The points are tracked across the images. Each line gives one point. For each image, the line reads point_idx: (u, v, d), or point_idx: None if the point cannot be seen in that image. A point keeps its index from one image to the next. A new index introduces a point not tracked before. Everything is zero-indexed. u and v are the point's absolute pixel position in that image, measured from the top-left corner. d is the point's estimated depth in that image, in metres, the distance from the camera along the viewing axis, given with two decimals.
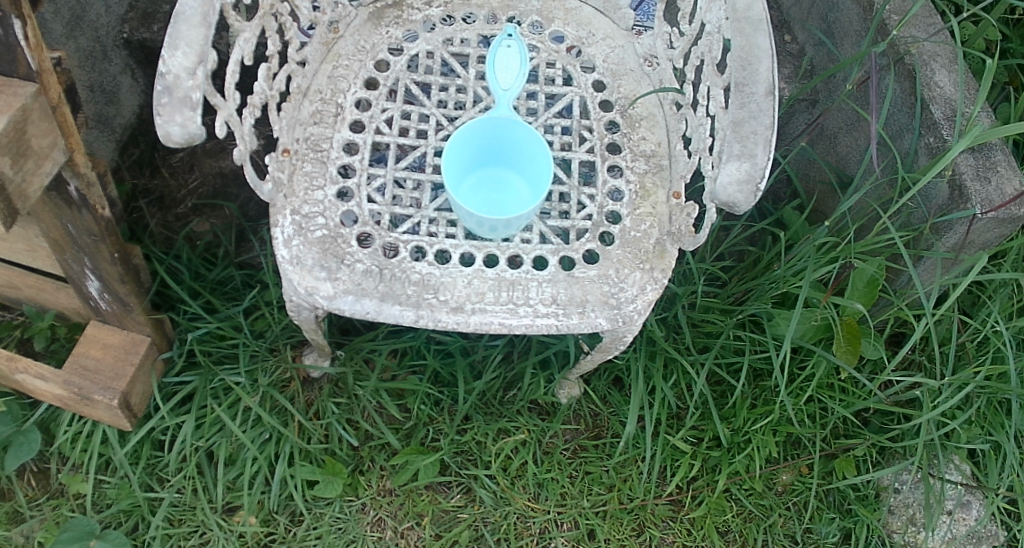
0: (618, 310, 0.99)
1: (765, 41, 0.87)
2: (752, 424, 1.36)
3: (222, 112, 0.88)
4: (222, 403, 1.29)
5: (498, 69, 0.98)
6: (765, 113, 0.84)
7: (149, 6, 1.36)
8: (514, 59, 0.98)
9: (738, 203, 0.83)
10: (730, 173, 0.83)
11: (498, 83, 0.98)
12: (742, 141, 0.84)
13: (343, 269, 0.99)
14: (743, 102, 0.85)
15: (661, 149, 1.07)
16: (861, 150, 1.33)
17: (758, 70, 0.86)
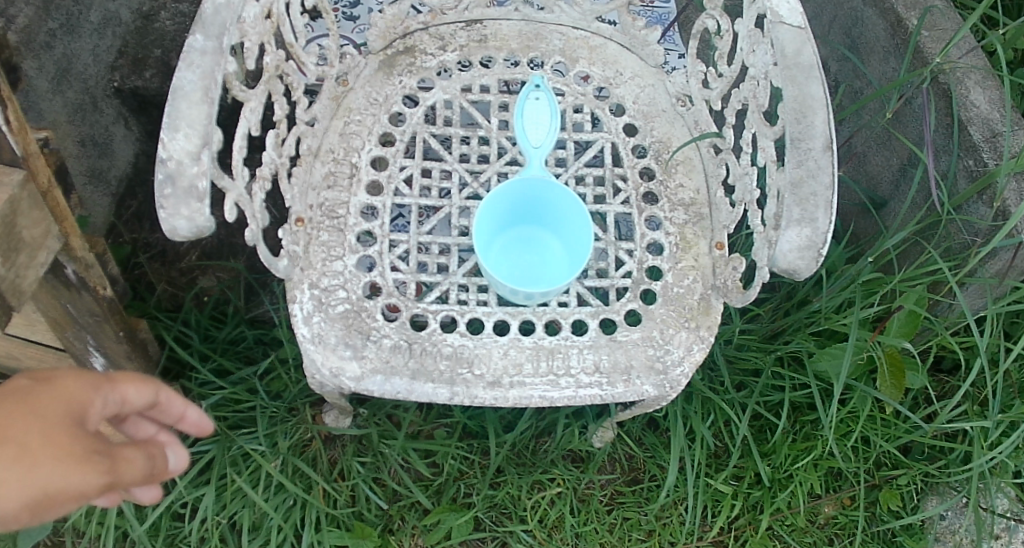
0: (665, 375, 0.93)
1: (819, 90, 0.79)
2: (794, 461, 1.31)
3: (230, 194, 0.82)
4: (242, 471, 1.23)
5: (527, 125, 0.91)
6: (825, 170, 0.77)
7: (139, 51, 1.28)
8: (544, 113, 0.91)
9: (801, 271, 0.76)
10: (791, 239, 0.76)
11: (529, 140, 0.90)
12: (802, 204, 0.77)
13: (369, 346, 0.93)
14: (799, 160, 0.78)
15: (701, 196, 1.01)
16: (893, 171, 1.27)
17: (815, 124, 0.78)
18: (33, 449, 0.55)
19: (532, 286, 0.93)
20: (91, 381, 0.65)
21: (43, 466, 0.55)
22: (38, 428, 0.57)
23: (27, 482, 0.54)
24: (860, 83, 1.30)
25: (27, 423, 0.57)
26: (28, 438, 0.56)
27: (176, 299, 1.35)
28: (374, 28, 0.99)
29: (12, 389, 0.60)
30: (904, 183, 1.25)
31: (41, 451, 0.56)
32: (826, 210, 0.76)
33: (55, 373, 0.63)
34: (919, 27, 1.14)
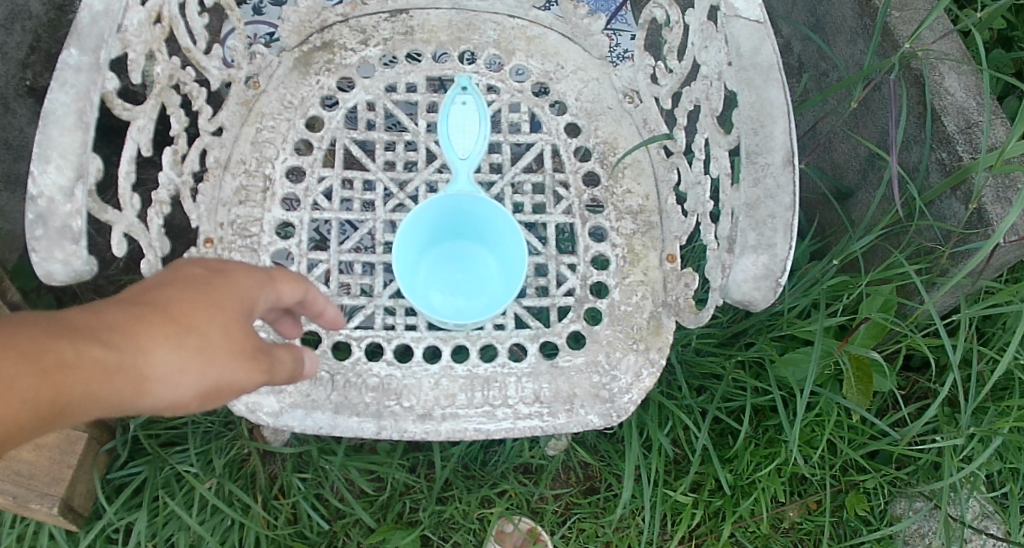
0: (611, 403, 0.86)
1: (779, 95, 0.67)
2: (757, 467, 1.26)
3: (118, 226, 0.73)
4: (176, 493, 1.15)
5: (453, 133, 0.86)
6: (785, 189, 0.66)
7: (47, 42, 1.17)
8: (473, 118, 0.85)
9: (757, 303, 0.66)
10: (745, 268, 0.66)
11: (456, 149, 0.85)
12: (758, 227, 0.66)
13: (288, 379, 0.85)
14: (756, 177, 0.66)
15: (650, 202, 0.93)
16: (860, 160, 1.18)
17: (774, 134, 0.66)
18: (212, 340, 0.57)
19: (461, 309, 0.87)
20: (252, 278, 0.64)
21: (216, 361, 0.57)
22: (223, 321, 0.58)
23: (205, 368, 0.56)
24: (826, 66, 1.21)
25: (214, 319, 0.58)
26: (206, 328, 0.57)
27: None
28: (285, 24, 0.90)
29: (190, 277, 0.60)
30: (872, 174, 1.16)
31: (219, 345, 0.57)
32: (785, 234, 0.65)
33: (244, 274, 0.64)
34: (887, 11, 1.04)
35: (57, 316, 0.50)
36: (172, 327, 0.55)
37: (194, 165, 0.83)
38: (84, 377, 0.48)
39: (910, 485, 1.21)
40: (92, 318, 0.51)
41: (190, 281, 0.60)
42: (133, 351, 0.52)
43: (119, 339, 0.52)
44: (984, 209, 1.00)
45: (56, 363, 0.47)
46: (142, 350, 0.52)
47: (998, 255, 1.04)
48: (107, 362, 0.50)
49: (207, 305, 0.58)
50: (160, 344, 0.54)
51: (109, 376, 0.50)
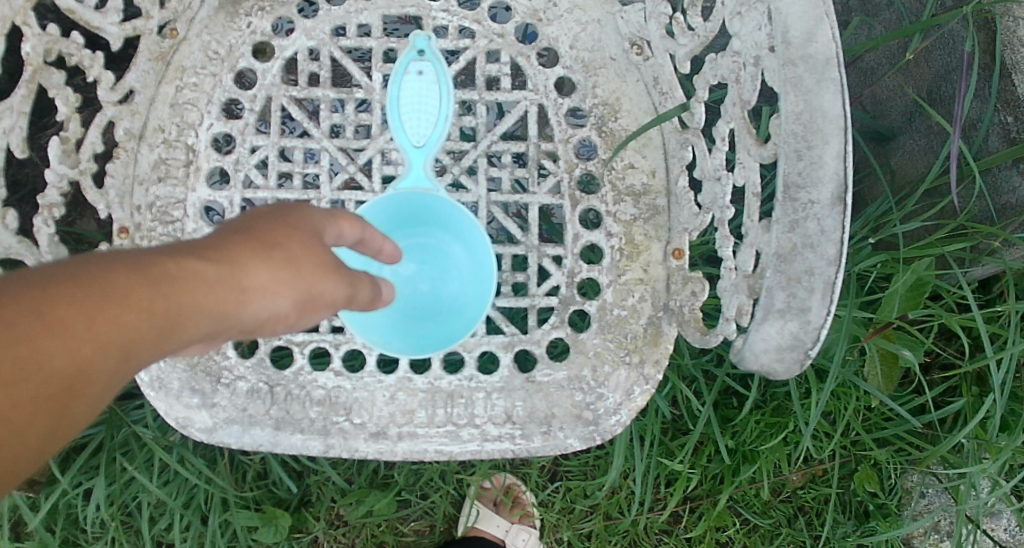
0: (595, 426, 0.74)
1: (835, 104, 0.52)
2: (763, 436, 1.11)
3: None
4: (134, 455, 1.07)
5: (407, 115, 0.72)
6: (833, 234, 0.52)
7: None
8: (433, 92, 0.72)
9: (779, 377, 0.54)
10: (767, 336, 0.54)
11: (411, 134, 0.71)
12: (790, 286, 0.52)
13: (221, 392, 0.74)
14: (796, 218, 0.52)
15: (657, 180, 0.76)
16: (907, 110, 0.98)
17: (824, 160, 0.52)
18: (299, 251, 0.49)
19: (403, 327, 0.72)
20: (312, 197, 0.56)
21: (310, 271, 0.50)
22: (304, 233, 0.51)
23: (300, 283, 0.49)
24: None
25: (295, 227, 0.51)
26: (292, 238, 0.50)
27: None
28: None
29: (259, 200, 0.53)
30: (920, 130, 0.96)
31: (305, 259, 0.50)
32: (823, 298, 0.52)
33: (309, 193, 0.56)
34: None
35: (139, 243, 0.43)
36: (261, 245, 0.48)
37: (94, 148, 0.71)
38: (185, 299, 0.41)
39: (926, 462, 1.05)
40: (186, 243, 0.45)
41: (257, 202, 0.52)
42: (227, 273, 0.44)
43: (211, 261, 0.44)
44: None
45: (154, 290, 0.40)
46: (239, 269, 0.45)
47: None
48: (200, 284, 0.42)
49: (283, 220, 0.51)
50: (254, 261, 0.46)
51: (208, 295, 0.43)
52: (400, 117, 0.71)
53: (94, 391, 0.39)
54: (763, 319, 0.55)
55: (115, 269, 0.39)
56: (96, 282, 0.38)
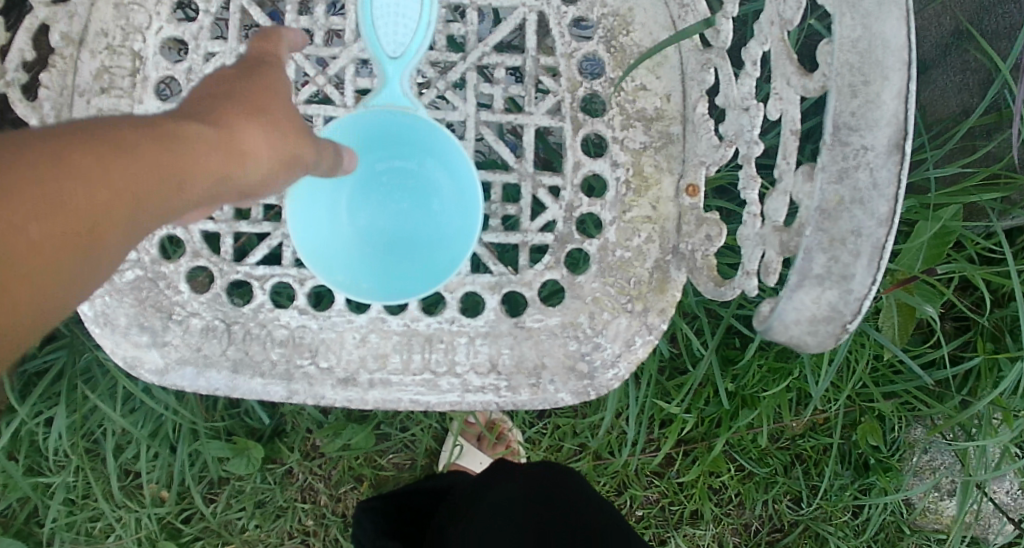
0: (589, 379, 0.67)
1: (899, 35, 0.46)
2: (765, 383, 1.07)
3: None
4: (97, 383, 1.01)
5: (382, 18, 0.62)
6: (885, 192, 0.45)
7: None
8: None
9: (810, 350, 0.48)
10: (801, 305, 0.47)
11: (387, 41, 0.62)
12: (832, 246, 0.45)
13: (172, 329, 0.66)
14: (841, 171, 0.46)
15: (672, 105, 0.67)
16: (943, 39, 0.87)
17: (882, 99, 0.45)
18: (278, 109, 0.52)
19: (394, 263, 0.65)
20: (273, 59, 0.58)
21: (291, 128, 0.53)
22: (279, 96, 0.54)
23: (287, 140, 0.52)
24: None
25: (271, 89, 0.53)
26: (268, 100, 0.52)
27: None
28: None
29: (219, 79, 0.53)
30: (954, 66, 0.87)
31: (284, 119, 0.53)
32: (870, 262, 0.45)
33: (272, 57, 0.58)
34: None
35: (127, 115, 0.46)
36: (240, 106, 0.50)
37: (23, 56, 0.63)
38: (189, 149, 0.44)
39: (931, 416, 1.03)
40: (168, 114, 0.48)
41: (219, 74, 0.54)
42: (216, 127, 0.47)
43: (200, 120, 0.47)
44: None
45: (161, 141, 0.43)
46: (228, 126, 0.48)
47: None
48: (198, 138, 0.45)
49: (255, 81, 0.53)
50: (238, 120, 0.49)
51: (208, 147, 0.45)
52: (373, 22, 0.62)
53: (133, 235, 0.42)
54: (796, 281, 0.47)
55: (119, 128, 0.42)
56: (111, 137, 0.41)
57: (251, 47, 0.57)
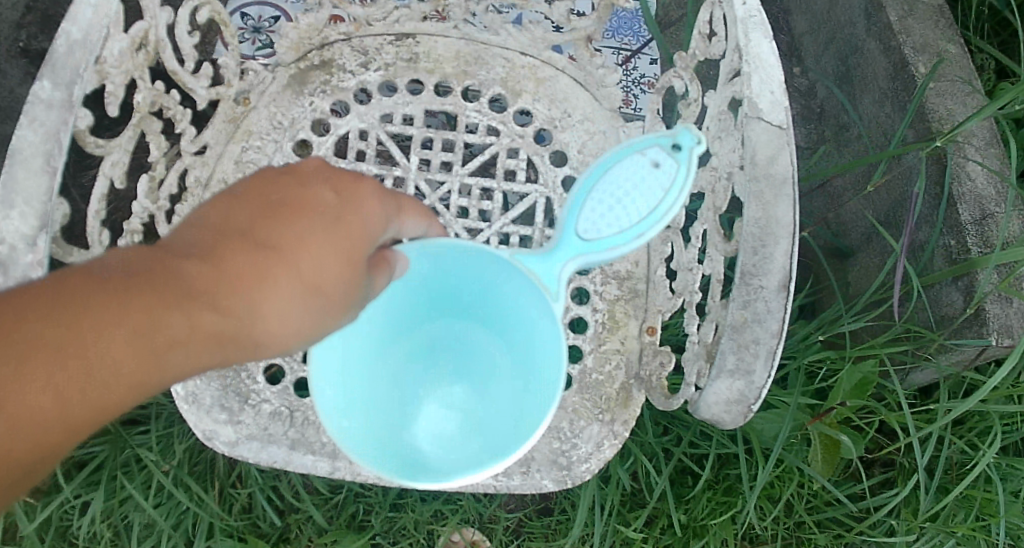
0: (567, 471, 0.86)
1: (788, 212, 0.66)
2: (711, 514, 1.25)
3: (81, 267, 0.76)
4: (135, 475, 1.15)
5: (593, 204, 0.69)
6: (775, 313, 0.65)
7: (50, 7, 1.22)
8: (653, 195, 0.67)
9: (725, 425, 0.65)
10: (719, 390, 0.65)
11: (598, 227, 0.68)
12: (739, 350, 0.64)
13: (246, 411, 0.84)
14: (748, 298, 0.65)
15: (639, 269, 0.92)
16: (868, 225, 1.19)
17: (773, 255, 0.65)
18: (312, 284, 0.56)
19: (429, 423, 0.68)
20: (348, 200, 0.60)
21: (316, 310, 0.57)
22: (329, 261, 0.57)
23: (311, 318, 0.57)
24: (847, 120, 1.22)
25: (321, 253, 0.57)
26: (306, 273, 0.56)
27: None
28: (283, 40, 0.90)
29: (294, 214, 0.58)
30: (875, 242, 1.18)
31: (325, 295, 0.57)
32: (765, 362, 0.64)
33: (353, 193, 0.61)
34: (924, 88, 1.02)
35: (166, 253, 0.52)
36: (275, 269, 0.55)
37: (171, 190, 0.84)
38: (187, 338, 0.51)
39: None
40: (211, 266, 0.53)
41: (285, 198, 0.59)
42: (234, 307, 0.53)
43: (222, 294, 0.53)
44: (984, 309, 0.97)
45: (163, 330, 0.49)
46: (244, 306, 0.53)
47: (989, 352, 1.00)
48: (201, 328, 0.51)
49: (308, 238, 0.57)
50: (260, 293, 0.54)
51: (207, 337, 0.52)
52: (589, 196, 0.69)
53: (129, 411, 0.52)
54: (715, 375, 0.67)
55: (121, 303, 0.48)
56: (118, 317, 0.48)
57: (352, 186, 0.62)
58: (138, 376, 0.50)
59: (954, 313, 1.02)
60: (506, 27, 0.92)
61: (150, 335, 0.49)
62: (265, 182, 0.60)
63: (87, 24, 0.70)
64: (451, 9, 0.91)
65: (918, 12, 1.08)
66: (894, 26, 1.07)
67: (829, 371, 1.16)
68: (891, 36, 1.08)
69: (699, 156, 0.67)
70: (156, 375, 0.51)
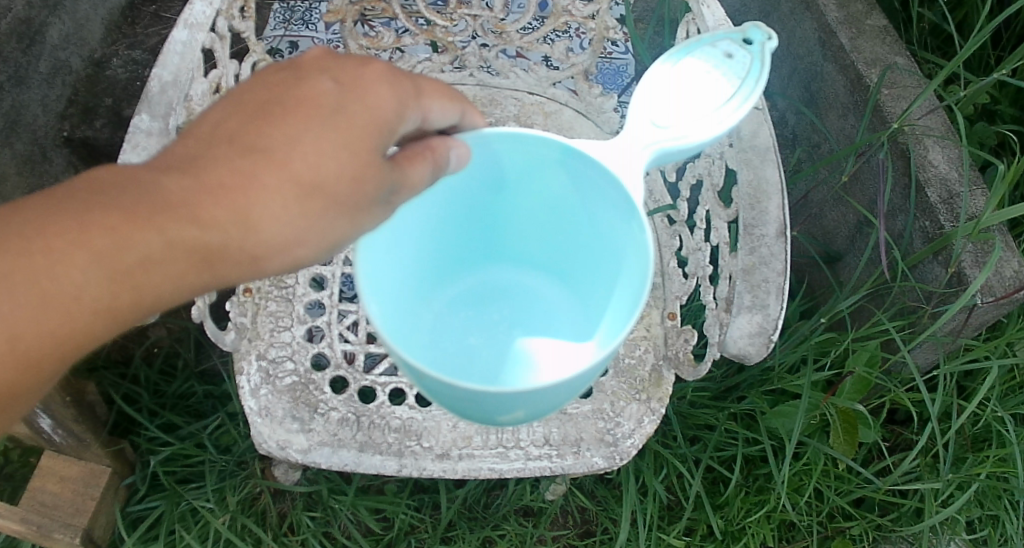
0: (614, 447, 0.93)
1: (773, 173, 0.84)
2: (747, 514, 1.28)
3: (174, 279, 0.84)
4: (192, 528, 1.19)
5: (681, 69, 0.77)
6: (777, 256, 0.82)
7: (90, 99, 1.44)
8: (732, 81, 0.76)
9: (751, 356, 0.80)
10: (742, 325, 0.81)
11: (679, 104, 0.75)
12: (754, 290, 0.82)
13: (316, 419, 0.91)
14: (753, 246, 0.83)
15: (654, 266, 1.02)
16: (850, 227, 1.30)
17: (769, 209, 0.83)
18: (308, 181, 0.60)
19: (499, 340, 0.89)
20: (354, 89, 0.64)
21: (317, 210, 0.61)
22: (327, 157, 0.60)
23: (313, 221, 0.61)
24: (818, 138, 1.36)
25: (321, 147, 0.60)
26: (300, 171, 0.60)
27: (126, 351, 1.32)
28: None
29: (288, 114, 0.62)
30: (858, 239, 1.28)
31: (335, 191, 0.60)
32: (777, 297, 0.81)
33: (359, 81, 0.64)
34: (878, 91, 1.18)
35: (146, 173, 0.59)
36: (264, 171, 0.59)
37: None
38: (163, 251, 0.57)
39: (893, 531, 1.24)
40: (193, 178, 0.58)
41: (288, 95, 0.64)
42: (216, 217, 0.58)
43: (200, 205, 0.58)
44: (963, 272, 1.08)
45: (129, 248, 0.56)
46: (232, 213, 0.58)
47: (976, 316, 1.09)
48: (180, 239, 0.57)
49: (304, 135, 0.61)
50: (250, 200, 0.59)
51: (188, 247, 0.58)
52: (665, 72, 0.76)
53: (119, 330, 0.61)
54: (736, 313, 0.82)
55: (87, 221, 0.56)
56: (73, 240, 0.55)
57: (357, 79, 0.65)
58: (106, 295, 0.57)
59: (938, 286, 1.12)
60: (515, 71, 1.09)
61: (115, 251, 0.56)
62: (267, 85, 0.65)
63: (176, 68, 0.81)
64: (469, 58, 1.08)
65: (864, 33, 1.26)
66: (847, 46, 1.25)
67: (836, 360, 1.25)
68: (844, 56, 1.26)
69: (771, 52, 0.77)
70: (130, 293, 0.58)
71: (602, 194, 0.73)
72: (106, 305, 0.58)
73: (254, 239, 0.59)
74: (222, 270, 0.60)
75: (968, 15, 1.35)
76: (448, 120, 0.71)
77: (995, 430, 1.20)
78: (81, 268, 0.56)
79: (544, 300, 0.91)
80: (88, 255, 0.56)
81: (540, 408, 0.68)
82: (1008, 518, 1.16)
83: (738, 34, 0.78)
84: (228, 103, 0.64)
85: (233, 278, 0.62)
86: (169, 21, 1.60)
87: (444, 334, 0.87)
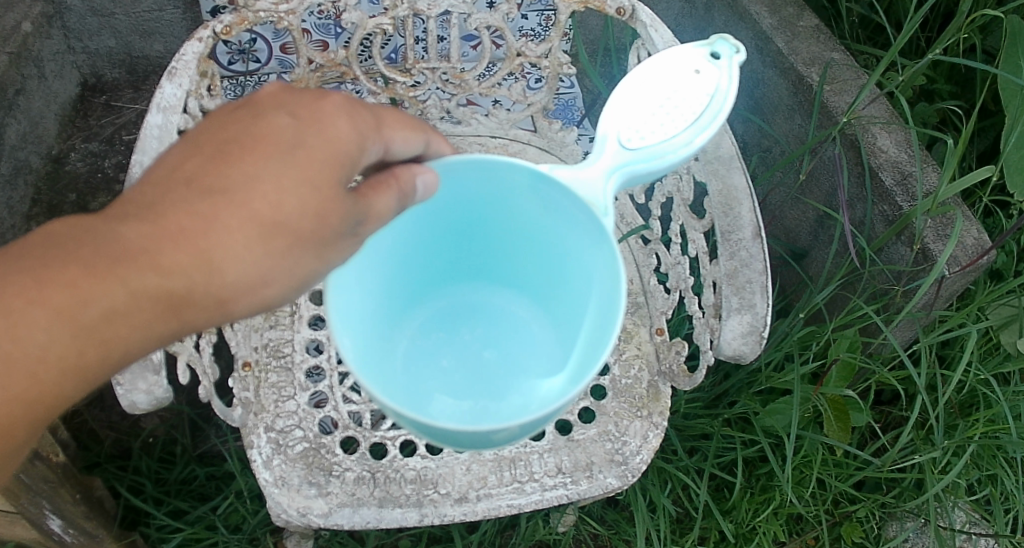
0: (625, 465, 0.96)
1: (740, 179, 0.90)
2: (755, 514, 1.31)
3: (181, 357, 0.87)
4: None
5: (668, 74, 0.82)
6: (757, 256, 0.88)
7: (54, 199, 1.47)
8: (700, 97, 0.81)
9: (746, 354, 0.86)
10: (733, 327, 0.87)
11: (646, 123, 0.80)
12: (739, 292, 0.88)
13: (333, 481, 0.92)
14: (732, 251, 0.89)
15: (636, 286, 1.07)
16: (811, 223, 1.37)
17: (741, 213, 0.89)
18: (270, 220, 0.62)
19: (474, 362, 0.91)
20: (311, 124, 0.66)
21: (280, 248, 0.63)
22: (287, 196, 0.63)
23: (275, 260, 0.63)
24: (768, 142, 1.44)
25: (281, 186, 0.63)
26: (261, 212, 0.62)
27: (122, 444, 1.31)
28: None
29: (245, 151, 0.64)
30: (819, 232, 1.35)
31: (299, 231, 0.63)
32: (762, 295, 0.87)
33: (317, 116, 0.66)
34: (822, 90, 1.25)
35: (102, 221, 0.61)
36: (225, 212, 0.62)
37: None
38: (128, 300, 0.60)
39: (898, 506, 1.29)
40: (152, 224, 0.60)
41: (245, 132, 0.65)
42: (177, 264, 0.60)
43: (161, 253, 0.60)
44: (927, 248, 1.14)
45: (93, 301, 0.58)
46: (192, 258, 0.61)
47: (945, 287, 1.16)
48: (144, 287, 0.60)
49: (262, 174, 0.63)
50: (209, 244, 0.61)
51: (151, 294, 0.60)
52: (650, 75, 0.82)
53: (89, 386, 0.63)
54: (727, 317, 0.88)
55: (51, 278, 0.58)
56: (33, 299, 0.57)
57: (314, 111, 0.67)
58: (73, 351, 0.60)
59: (906, 265, 1.18)
60: (476, 118, 1.14)
61: (78, 307, 0.58)
62: (224, 121, 0.67)
63: (155, 152, 0.89)
64: (430, 110, 1.12)
65: (799, 35, 1.34)
66: (784, 50, 1.32)
67: (819, 349, 1.30)
68: (784, 59, 1.33)
69: (738, 65, 0.82)
70: (97, 347, 0.61)
71: (570, 216, 0.76)
72: (74, 360, 0.60)
73: (218, 281, 0.62)
74: (188, 314, 0.63)
75: (892, 3, 1.45)
76: (414, 150, 0.75)
77: (981, 394, 1.26)
78: (48, 326, 0.58)
79: (517, 319, 0.93)
80: (52, 315, 0.58)
81: (514, 437, 0.70)
82: (1005, 476, 1.21)
83: (707, 46, 0.83)
84: (184, 142, 0.66)
85: (200, 322, 0.64)
86: (123, 110, 1.62)
87: (419, 358, 0.90)
